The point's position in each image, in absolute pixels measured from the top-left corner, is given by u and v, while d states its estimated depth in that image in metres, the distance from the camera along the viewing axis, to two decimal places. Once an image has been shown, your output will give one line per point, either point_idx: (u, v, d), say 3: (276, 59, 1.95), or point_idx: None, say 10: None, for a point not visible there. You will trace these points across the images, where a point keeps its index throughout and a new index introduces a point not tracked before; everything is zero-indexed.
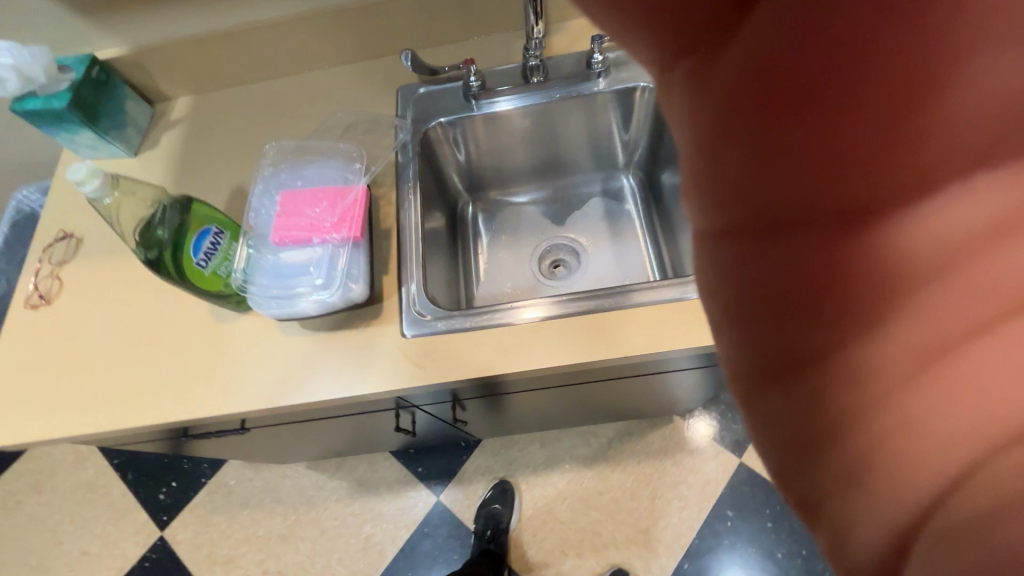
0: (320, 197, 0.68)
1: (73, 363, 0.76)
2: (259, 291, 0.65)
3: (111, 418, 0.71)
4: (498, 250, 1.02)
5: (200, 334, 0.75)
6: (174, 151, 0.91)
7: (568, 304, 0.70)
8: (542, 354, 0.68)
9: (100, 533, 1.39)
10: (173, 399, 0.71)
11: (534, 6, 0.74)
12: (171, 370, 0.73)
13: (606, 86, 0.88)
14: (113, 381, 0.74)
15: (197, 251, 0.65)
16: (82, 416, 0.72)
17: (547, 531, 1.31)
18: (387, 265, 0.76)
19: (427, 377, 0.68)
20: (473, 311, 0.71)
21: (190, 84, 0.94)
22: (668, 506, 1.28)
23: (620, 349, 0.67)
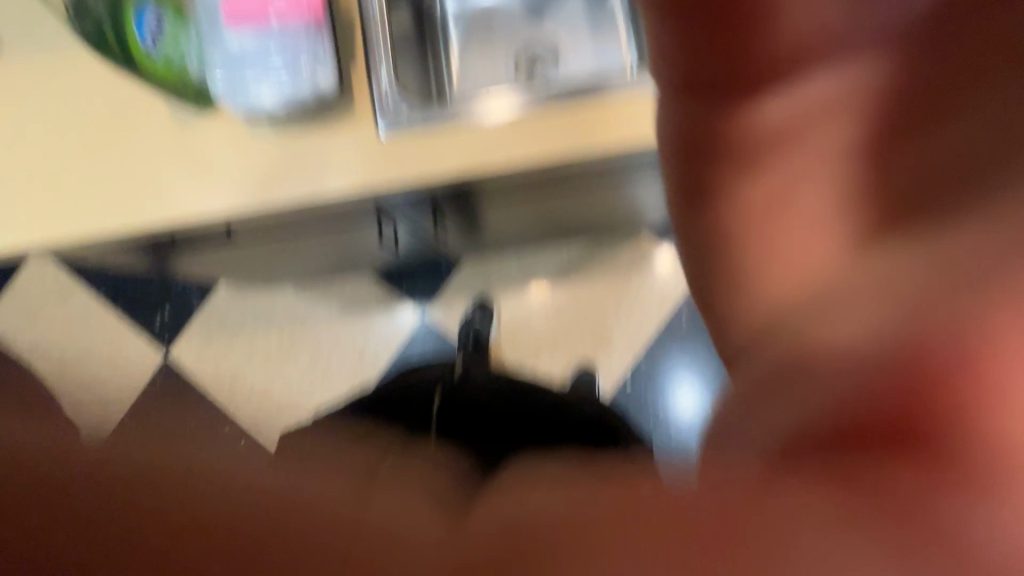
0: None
1: (27, 172, 0.72)
2: (220, 76, 0.61)
3: (86, 225, 0.71)
4: (472, 53, 0.96)
5: (159, 137, 0.71)
6: None
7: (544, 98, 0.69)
8: (518, 149, 0.69)
9: (107, 358, 1.49)
10: (146, 204, 0.71)
11: None
12: (137, 177, 0.71)
13: None
14: (76, 189, 0.71)
15: (143, 33, 0.59)
16: (55, 224, 0.71)
17: (522, 339, 1.45)
18: (354, 57, 0.71)
19: (405, 176, 0.69)
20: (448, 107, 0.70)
21: None
22: (631, 314, 1.42)
23: (596, 141, 0.68)
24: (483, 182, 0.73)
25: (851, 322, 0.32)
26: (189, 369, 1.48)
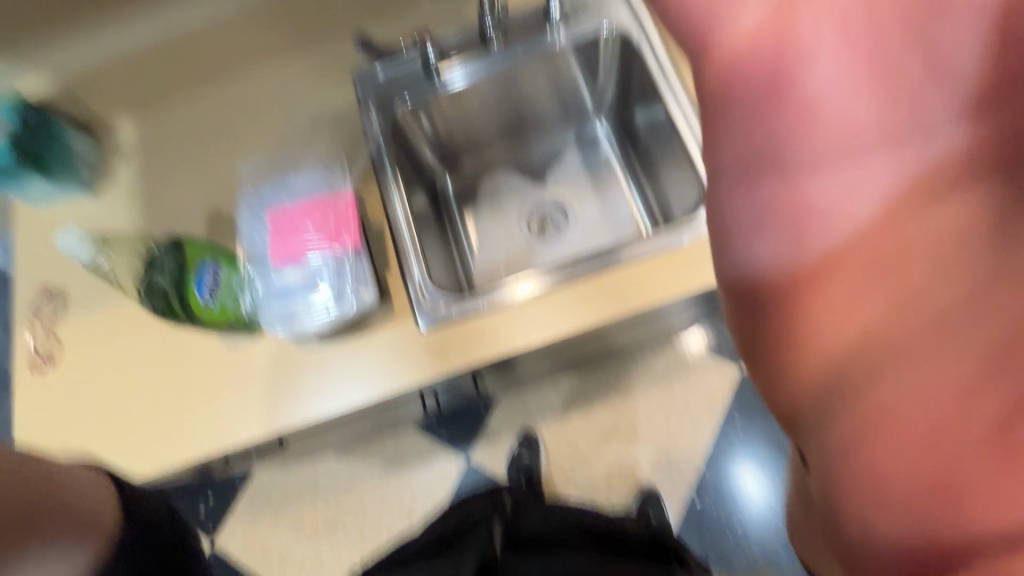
0: (308, 209, 0.66)
1: (94, 415, 0.76)
2: (271, 315, 0.65)
3: (153, 460, 0.73)
4: (486, 219, 1.03)
5: (217, 359, 0.75)
6: (137, 183, 0.87)
7: (573, 267, 0.72)
8: (558, 320, 0.71)
9: None
10: (208, 432, 0.73)
11: None
12: (196, 404, 0.74)
13: (564, 39, 0.86)
14: (144, 427, 0.74)
15: (202, 290, 0.64)
16: (122, 463, 0.74)
17: (575, 468, 1.39)
18: (388, 263, 0.76)
19: (450, 366, 0.71)
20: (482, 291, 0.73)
21: (133, 108, 0.89)
22: (682, 423, 1.37)
23: (629, 301, 0.70)
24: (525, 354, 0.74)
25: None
26: (236, 557, 1.41)
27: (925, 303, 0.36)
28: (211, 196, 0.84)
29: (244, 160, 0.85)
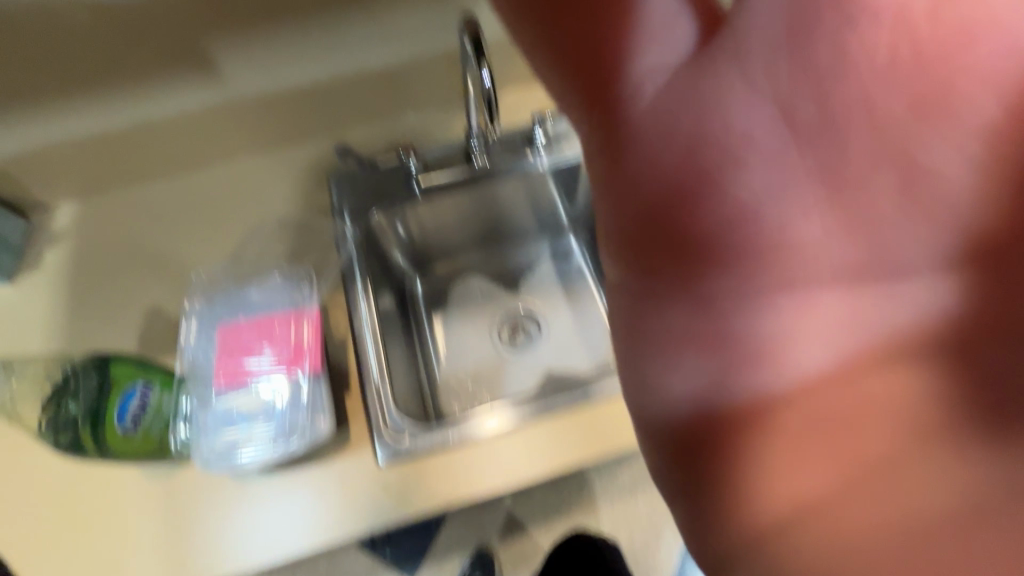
0: (260, 329, 0.60)
1: None
2: (201, 450, 0.56)
3: None
4: (454, 325, 0.98)
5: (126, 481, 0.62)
6: (69, 269, 0.79)
7: (551, 402, 0.67)
8: (536, 459, 0.65)
9: None
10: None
11: (492, 113, 0.70)
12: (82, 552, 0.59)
13: (546, 164, 0.88)
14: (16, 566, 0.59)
15: (123, 417, 0.55)
16: None
17: None
18: (350, 382, 0.69)
19: (412, 510, 0.62)
20: (451, 422, 0.66)
21: (79, 190, 0.83)
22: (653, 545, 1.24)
23: (613, 441, 0.66)
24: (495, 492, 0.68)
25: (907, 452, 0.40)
26: None
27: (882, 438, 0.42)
28: (153, 292, 0.76)
29: (197, 257, 0.79)
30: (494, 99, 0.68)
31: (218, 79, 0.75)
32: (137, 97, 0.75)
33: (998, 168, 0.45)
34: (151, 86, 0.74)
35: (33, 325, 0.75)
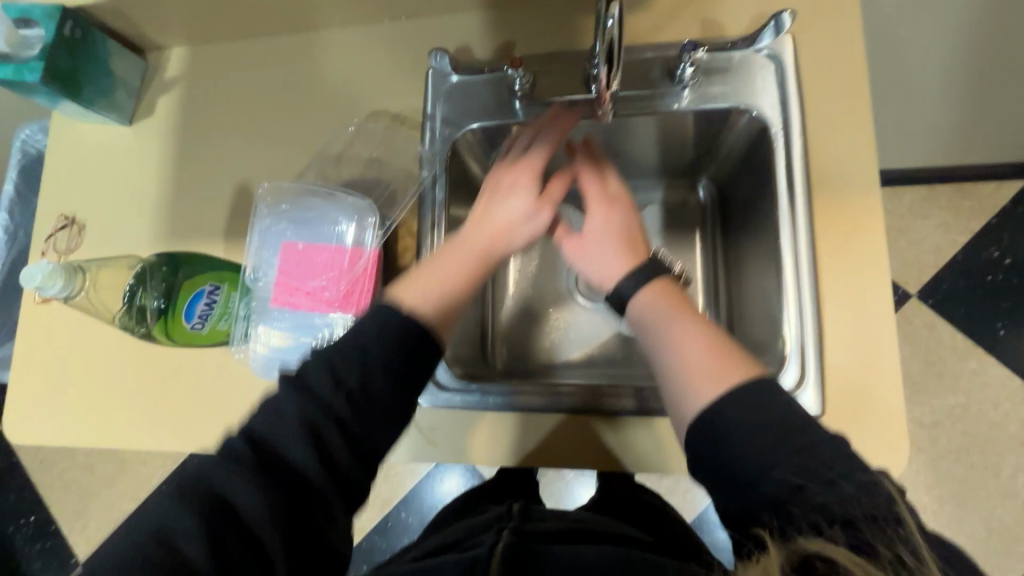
0: (320, 254, 0.58)
1: (57, 370, 0.69)
2: (253, 354, 0.59)
3: (106, 439, 0.66)
4: (535, 258, 0.89)
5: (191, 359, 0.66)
6: (175, 122, 0.80)
7: (619, 403, 0.65)
8: (569, 446, 0.66)
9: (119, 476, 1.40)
10: (143, 439, 0.66)
11: (614, 62, 0.54)
12: (160, 395, 0.66)
13: (690, 102, 0.67)
14: (89, 407, 0.67)
15: (191, 316, 0.61)
16: (72, 427, 0.67)
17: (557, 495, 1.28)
18: None
19: (438, 456, 0.66)
20: (495, 386, 0.67)
21: (186, 37, 0.80)
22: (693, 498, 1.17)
23: (655, 457, 0.64)
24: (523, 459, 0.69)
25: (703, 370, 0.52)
26: None
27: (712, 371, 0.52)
28: (241, 168, 0.76)
29: (284, 138, 0.76)
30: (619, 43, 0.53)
31: None
32: None
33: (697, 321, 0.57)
34: None
35: (143, 174, 0.79)
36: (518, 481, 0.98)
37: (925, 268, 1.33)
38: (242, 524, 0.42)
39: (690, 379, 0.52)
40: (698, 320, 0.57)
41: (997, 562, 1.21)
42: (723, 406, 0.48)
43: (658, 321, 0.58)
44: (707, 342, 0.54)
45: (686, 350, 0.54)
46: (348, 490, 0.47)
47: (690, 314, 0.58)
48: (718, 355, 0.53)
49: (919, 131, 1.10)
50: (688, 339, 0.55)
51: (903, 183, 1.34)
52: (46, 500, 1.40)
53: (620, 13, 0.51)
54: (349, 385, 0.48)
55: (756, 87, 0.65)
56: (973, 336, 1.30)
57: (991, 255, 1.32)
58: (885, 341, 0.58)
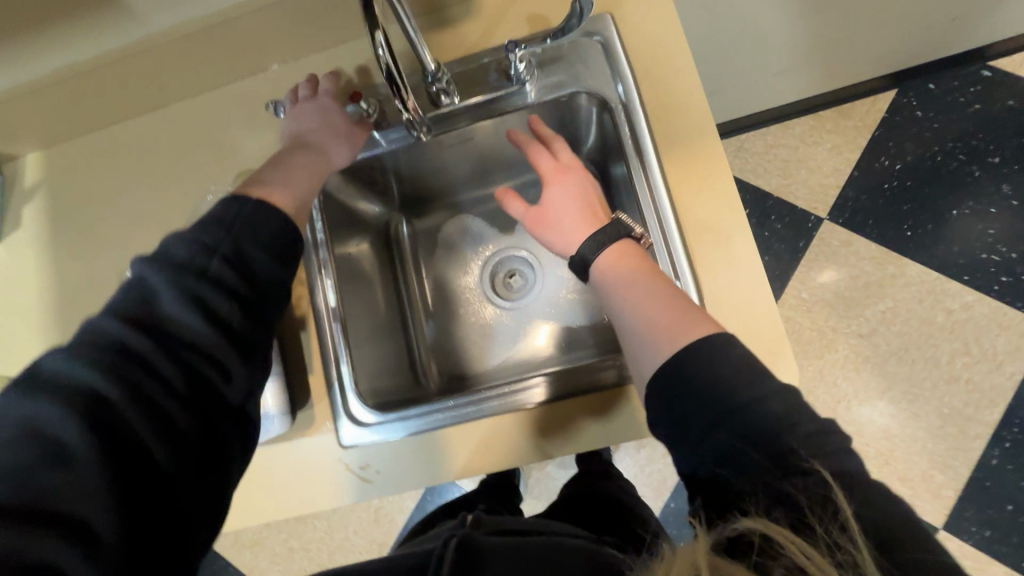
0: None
1: None
2: None
3: None
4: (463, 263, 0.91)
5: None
6: (47, 226, 0.78)
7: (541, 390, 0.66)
8: (500, 447, 0.66)
9: None
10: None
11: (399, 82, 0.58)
12: None
13: (536, 95, 0.70)
14: None
15: None
16: None
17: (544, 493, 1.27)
18: (308, 362, 0.69)
19: (376, 492, 0.66)
20: (445, 404, 0.68)
21: (38, 140, 0.79)
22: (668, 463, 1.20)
23: (583, 437, 0.66)
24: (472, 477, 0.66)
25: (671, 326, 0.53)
26: None
27: (681, 326, 0.52)
28: (125, 256, 0.75)
29: (159, 217, 0.75)
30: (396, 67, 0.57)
31: (138, 19, 0.66)
32: (59, 45, 0.67)
33: (658, 280, 0.58)
34: (68, 31, 0.65)
35: (25, 287, 0.77)
36: (495, 491, 0.97)
37: (829, 191, 1.40)
38: (115, 405, 0.40)
39: (654, 338, 0.53)
40: (663, 283, 0.57)
41: (958, 446, 1.27)
42: (690, 362, 0.49)
43: (621, 282, 0.59)
44: (669, 300, 0.55)
45: (649, 312, 0.55)
46: (248, 349, 0.48)
47: (661, 280, 0.58)
48: (679, 307, 0.54)
49: (783, 68, 1.16)
50: (649, 298, 0.56)
51: (788, 118, 1.42)
52: None
53: (388, 41, 0.54)
54: (224, 251, 0.48)
55: (590, 68, 0.69)
56: (886, 243, 1.37)
57: (884, 164, 1.39)
58: (758, 275, 0.61)
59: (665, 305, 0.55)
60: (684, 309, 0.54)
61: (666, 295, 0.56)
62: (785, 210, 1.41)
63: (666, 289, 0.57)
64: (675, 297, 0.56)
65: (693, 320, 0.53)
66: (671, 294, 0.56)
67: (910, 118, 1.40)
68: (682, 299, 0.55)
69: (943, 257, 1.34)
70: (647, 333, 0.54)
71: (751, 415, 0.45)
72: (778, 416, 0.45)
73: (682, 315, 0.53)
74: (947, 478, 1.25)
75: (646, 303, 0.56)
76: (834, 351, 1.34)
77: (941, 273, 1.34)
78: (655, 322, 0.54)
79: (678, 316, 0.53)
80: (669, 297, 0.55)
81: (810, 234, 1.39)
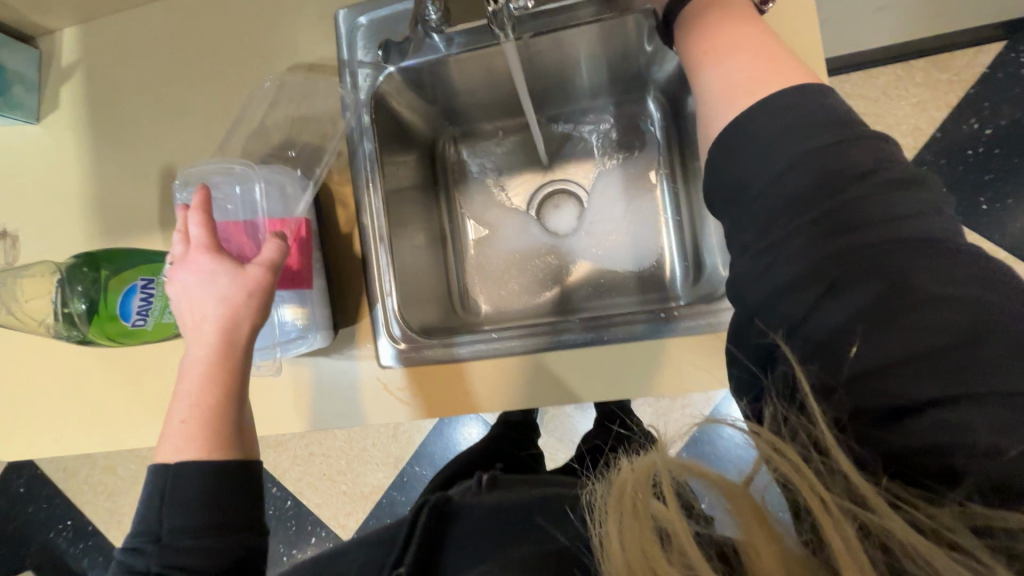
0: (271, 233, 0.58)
1: (25, 385, 0.68)
2: None
3: (90, 441, 0.67)
4: (511, 195, 0.85)
5: (151, 357, 0.66)
6: (85, 110, 0.75)
7: (587, 333, 0.64)
8: (536, 386, 0.64)
9: (138, 474, 1.44)
10: (137, 439, 0.66)
11: None
12: (134, 390, 0.66)
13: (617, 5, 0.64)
14: (69, 413, 0.67)
15: (130, 314, 0.58)
16: (53, 438, 0.67)
17: (559, 430, 1.29)
18: (352, 277, 0.67)
19: (410, 415, 0.66)
20: (466, 338, 0.66)
21: (76, 15, 0.73)
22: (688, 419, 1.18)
23: (626, 387, 0.63)
24: (501, 373, 0.65)
25: (759, 80, 0.46)
26: None
27: (768, 78, 0.46)
28: (164, 150, 0.72)
29: (202, 110, 0.71)
30: None
31: None
32: None
33: (754, 32, 0.50)
34: None
35: (65, 173, 0.74)
36: (513, 441, 0.96)
37: (904, 151, 1.28)
38: None
39: (732, 91, 0.47)
40: (757, 32, 0.49)
41: None
42: (763, 113, 0.44)
43: (708, 31, 0.51)
44: (764, 51, 0.48)
45: (733, 62, 0.48)
46: None
47: (754, 33, 0.49)
48: (772, 60, 0.47)
49: (883, 4, 1.03)
50: (735, 49, 0.49)
51: (873, 64, 1.28)
52: (78, 504, 1.45)
53: None
54: (153, 565, 0.45)
55: None
56: (956, 214, 1.25)
57: (973, 127, 1.26)
58: None
59: (751, 58, 0.48)
60: (780, 63, 0.47)
61: (758, 43, 0.49)
62: None
63: (763, 44, 0.49)
64: (772, 54, 0.48)
65: (787, 75, 0.46)
66: (767, 45, 0.48)
67: (1013, 77, 1.24)
68: (779, 55, 0.48)
69: (1017, 237, 1.23)
70: (723, 86, 0.48)
71: (785, 293, 0.41)
72: (821, 298, 0.40)
73: (771, 72, 0.46)
74: None
75: (729, 54, 0.49)
76: None
77: (1011, 254, 1.23)
78: (734, 73, 0.48)
79: (768, 70, 0.47)
80: (759, 48, 0.48)
81: None
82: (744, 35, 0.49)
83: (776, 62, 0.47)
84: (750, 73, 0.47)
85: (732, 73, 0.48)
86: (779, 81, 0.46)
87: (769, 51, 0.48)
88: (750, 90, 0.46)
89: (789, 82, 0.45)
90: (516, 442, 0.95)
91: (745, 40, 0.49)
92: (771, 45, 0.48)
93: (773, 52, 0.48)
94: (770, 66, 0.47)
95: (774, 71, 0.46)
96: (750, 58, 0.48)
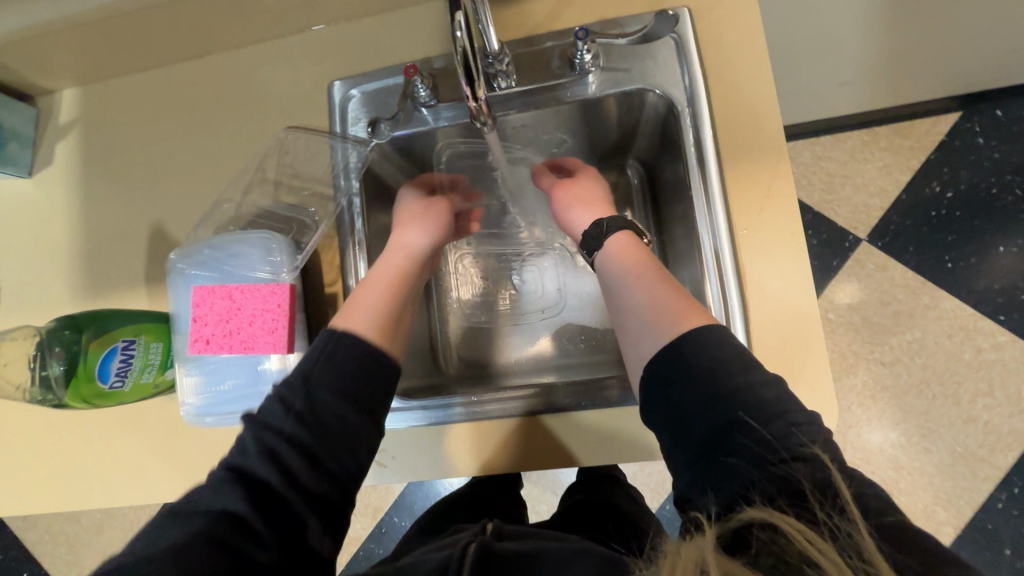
0: (265, 314, 0.60)
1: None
2: (186, 405, 0.61)
3: (57, 500, 0.65)
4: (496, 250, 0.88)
5: (126, 416, 0.66)
6: (79, 167, 0.76)
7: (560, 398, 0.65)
8: (512, 449, 0.65)
9: (102, 524, 1.37)
10: (104, 499, 0.65)
11: (468, 70, 0.55)
12: (107, 449, 0.66)
13: (597, 87, 0.67)
14: (37, 471, 0.66)
15: (108, 377, 0.60)
16: (18, 496, 0.66)
17: (542, 480, 1.27)
18: None
19: (390, 476, 0.66)
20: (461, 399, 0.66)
21: (76, 78, 0.76)
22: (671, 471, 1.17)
23: (602, 448, 0.64)
24: (481, 435, 0.65)
25: (645, 319, 0.54)
26: None
27: (652, 316, 0.54)
28: (156, 207, 0.73)
29: (195, 172, 0.73)
30: (471, 53, 0.53)
31: None
32: None
33: (652, 264, 0.59)
34: None
35: (54, 226, 0.75)
36: (493, 487, 0.96)
37: (872, 210, 1.34)
38: None
39: (626, 337, 0.56)
40: (651, 264, 0.58)
41: (964, 486, 1.22)
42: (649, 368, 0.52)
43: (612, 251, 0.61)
44: (655, 279, 0.56)
45: (628, 295, 0.57)
46: None
47: (649, 267, 0.58)
48: (666, 291, 0.55)
49: (846, 78, 1.10)
50: (629, 279, 0.58)
51: (839, 129, 1.36)
52: (36, 555, 1.38)
53: (467, 24, 0.51)
54: None
55: (660, 66, 0.66)
56: (924, 272, 1.31)
57: (934, 190, 1.33)
58: (806, 303, 0.60)
59: (642, 289, 0.56)
60: (676, 294, 0.55)
61: (651, 274, 0.57)
62: (823, 226, 1.35)
63: (655, 273, 0.57)
64: (663, 283, 0.56)
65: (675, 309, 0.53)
66: (658, 276, 0.57)
67: (968, 144, 1.32)
68: (675, 288, 0.56)
69: (981, 294, 1.28)
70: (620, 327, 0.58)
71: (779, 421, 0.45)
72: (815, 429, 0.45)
73: (658, 309, 0.54)
74: (948, 515, 1.21)
75: (623, 288, 0.58)
76: (852, 375, 1.29)
77: (977, 311, 1.27)
78: (631, 304, 0.56)
79: (655, 303, 0.54)
80: (654, 276, 0.57)
81: (845, 253, 1.33)
82: (637, 265, 0.59)
83: (669, 294, 0.55)
84: (643, 306, 0.55)
85: (628, 306, 0.57)
86: (663, 318, 0.53)
87: (660, 282, 0.56)
88: (635, 338, 0.55)
89: (674, 317, 0.53)
90: (498, 488, 0.96)
91: (642, 270, 0.58)
92: (663, 276, 0.57)
93: (667, 282, 0.56)
94: (658, 298, 0.55)
95: (664, 305, 0.54)
96: (641, 289, 0.56)
